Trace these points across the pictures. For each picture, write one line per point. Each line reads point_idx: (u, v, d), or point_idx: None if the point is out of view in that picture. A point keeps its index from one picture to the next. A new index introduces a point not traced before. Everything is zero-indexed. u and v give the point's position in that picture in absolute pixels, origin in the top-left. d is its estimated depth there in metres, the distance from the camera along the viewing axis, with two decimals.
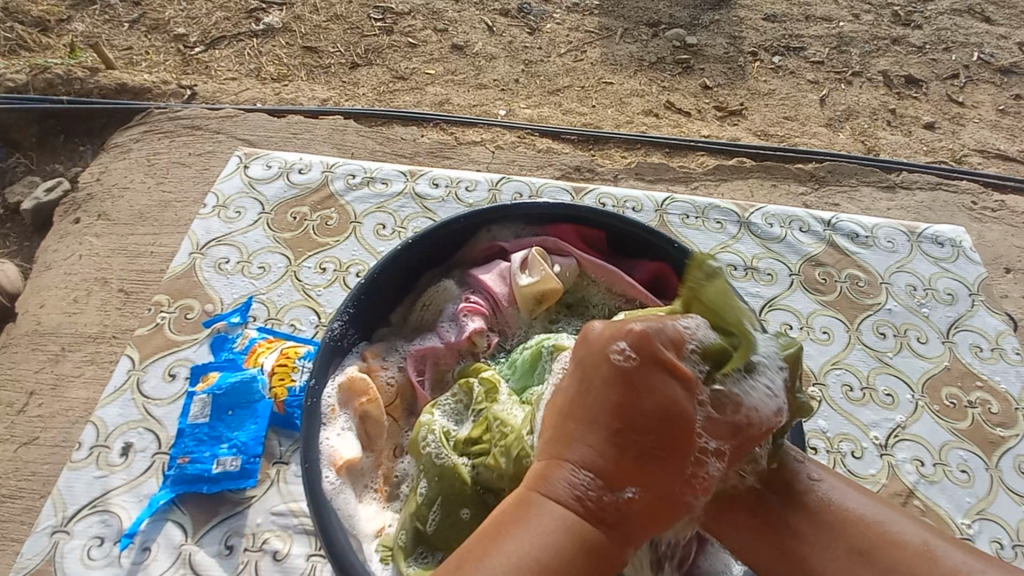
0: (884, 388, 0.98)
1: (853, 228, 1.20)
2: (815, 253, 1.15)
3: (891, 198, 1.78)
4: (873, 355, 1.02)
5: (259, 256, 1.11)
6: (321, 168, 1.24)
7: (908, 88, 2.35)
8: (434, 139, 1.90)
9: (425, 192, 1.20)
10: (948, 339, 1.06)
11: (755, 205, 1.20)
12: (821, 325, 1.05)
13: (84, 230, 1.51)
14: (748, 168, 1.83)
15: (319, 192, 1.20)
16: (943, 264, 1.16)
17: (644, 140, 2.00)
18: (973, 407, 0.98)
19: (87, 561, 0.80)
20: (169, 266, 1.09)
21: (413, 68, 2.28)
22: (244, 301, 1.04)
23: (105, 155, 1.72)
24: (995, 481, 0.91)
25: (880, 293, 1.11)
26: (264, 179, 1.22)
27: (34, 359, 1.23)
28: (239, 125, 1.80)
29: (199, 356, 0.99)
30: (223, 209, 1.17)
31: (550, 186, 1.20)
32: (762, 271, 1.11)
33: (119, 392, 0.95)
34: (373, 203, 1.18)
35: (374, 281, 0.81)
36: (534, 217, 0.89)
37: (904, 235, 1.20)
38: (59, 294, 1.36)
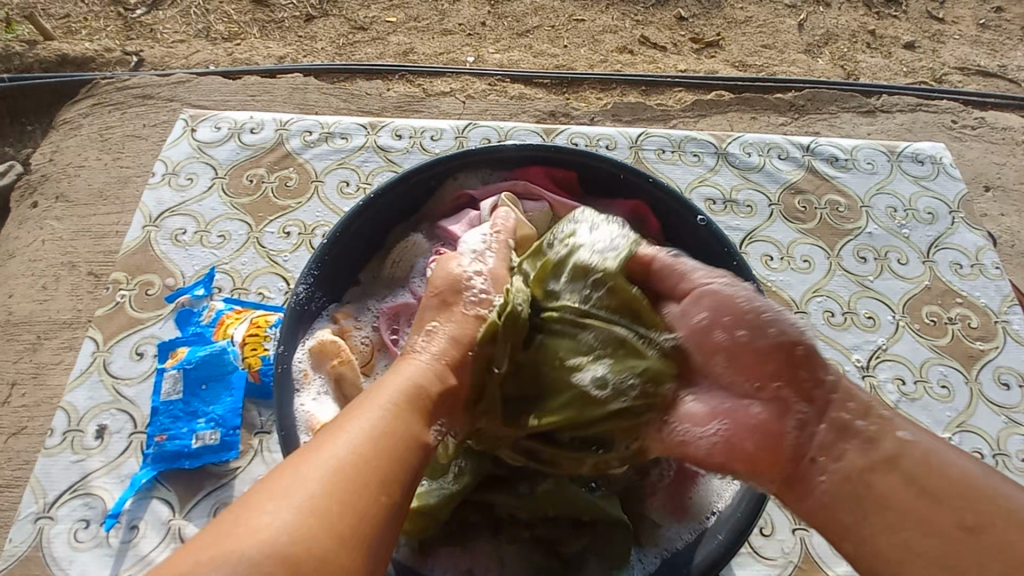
0: (865, 311, 0.99)
1: (832, 151, 1.18)
2: (793, 180, 1.13)
3: (872, 123, 1.75)
4: (853, 280, 1.02)
5: (218, 224, 1.06)
6: (275, 126, 1.18)
7: (887, 6, 2.27)
8: (401, 92, 1.81)
9: (389, 144, 1.15)
10: (929, 258, 1.06)
11: (732, 135, 1.17)
12: (801, 254, 1.05)
13: (42, 213, 1.44)
14: (726, 101, 1.78)
15: (276, 152, 1.14)
16: (923, 183, 1.15)
17: (620, 79, 1.92)
18: (953, 323, 1.00)
19: (75, 544, 0.80)
20: (123, 241, 1.04)
21: (372, 17, 2.15)
22: (207, 273, 1.01)
23: (54, 133, 1.63)
24: (975, 394, 0.93)
25: (860, 217, 1.10)
26: (214, 142, 1.16)
27: (8, 350, 1.20)
28: (192, 91, 1.70)
29: (166, 332, 0.96)
30: (174, 177, 1.11)
31: (520, 130, 1.15)
32: (740, 203, 1.09)
33: (86, 375, 0.92)
34: (335, 159, 1.13)
35: (339, 239, 0.78)
36: (503, 161, 0.86)
37: (883, 155, 1.18)
38: (25, 282, 1.31)
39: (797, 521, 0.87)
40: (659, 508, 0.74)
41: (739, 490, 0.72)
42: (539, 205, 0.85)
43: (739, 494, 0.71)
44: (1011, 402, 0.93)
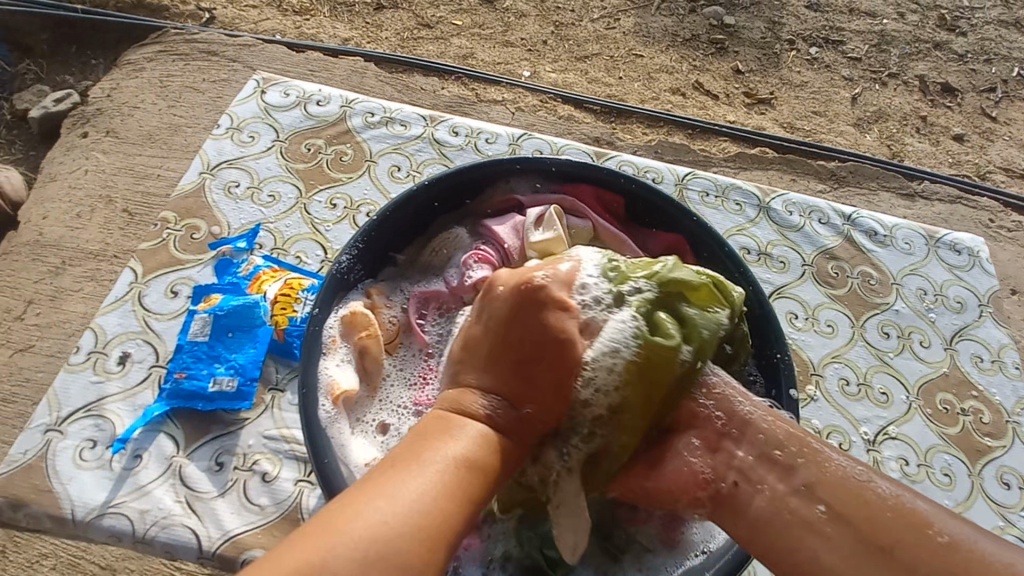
0: (880, 386, 0.99)
1: (872, 226, 1.18)
2: (830, 246, 1.14)
3: (909, 206, 1.76)
4: (873, 353, 1.02)
5: (270, 183, 1.09)
6: (340, 102, 1.21)
7: (943, 96, 2.29)
8: (454, 93, 1.86)
9: (445, 139, 1.17)
10: (950, 346, 1.06)
11: (778, 191, 1.18)
12: (826, 318, 1.05)
13: (91, 145, 1.49)
14: (769, 159, 1.81)
15: (336, 127, 1.17)
16: (956, 272, 1.15)
17: (668, 118, 1.96)
18: (965, 415, 0.99)
19: (79, 461, 0.82)
20: (179, 182, 1.07)
21: (440, 17, 2.21)
22: (252, 228, 1.03)
23: (117, 72, 1.68)
24: (975, 488, 0.92)
25: (890, 293, 1.10)
26: (281, 106, 1.19)
27: (32, 270, 1.24)
28: (256, 56, 1.76)
29: (203, 277, 0.98)
30: (236, 132, 1.15)
31: (572, 148, 1.18)
32: (775, 258, 1.10)
33: (120, 302, 0.95)
34: (390, 143, 1.16)
35: (385, 218, 0.80)
36: (555, 174, 0.88)
37: (922, 239, 1.18)
38: (62, 207, 1.35)
39: None
40: (649, 536, 0.73)
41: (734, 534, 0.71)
42: (583, 222, 0.85)
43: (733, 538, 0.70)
44: (1009, 502, 0.92)
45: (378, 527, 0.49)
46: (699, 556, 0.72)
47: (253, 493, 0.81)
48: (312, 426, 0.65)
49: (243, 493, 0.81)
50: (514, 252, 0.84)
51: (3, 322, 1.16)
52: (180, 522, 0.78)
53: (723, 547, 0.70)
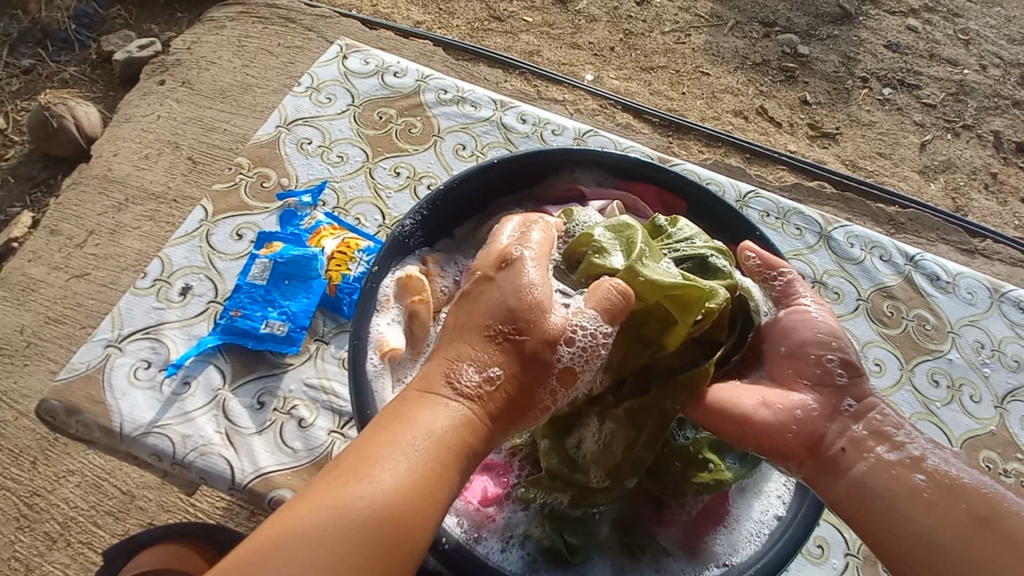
0: (921, 434, 0.96)
1: (935, 270, 1.14)
2: (888, 284, 1.11)
3: (968, 262, 1.69)
4: (919, 399, 0.99)
5: (340, 145, 1.12)
6: (415, 76, 1.23)
7: (1018, 155, 2.19)
8: (515, 88, 1.88)
9: (512, 125, 1.18)
10: (1001, 405, 1.02)
11: (841, 221, 1.15)
12: (874, 356, 1.02)
13: (166, 93, 1.56)
14: (826, 194, 1.77)
15: (409, 99, 1.20)
16: (1019, 330, 1.10)
17: (726, 140, 1.93)
18: (1007, 476, 0.95)
19: (133, 379, 0.86)
20: (257, 132, 1.11)
21: (511, 11, 2.23)
22: (318, 185, 1.07)
23: (200, 27, 1.76)
24: None
25: (945, 341, 1.06)
26: (360, 73, 1.22)
27: (98, 202, 1.30)
28: (331, 27, 1.81)
29: (267, 224, 1.02)
30: (315, 92, 1.18)
31: (637, 150, 1.17)
32: (829, 288, 1.08)
33: (189, 237, 0.99)
34: (459, 122, 1.18)
35: (450, 188, 0.82)
36: (620, 170, 0.87)
37: (986, 291, 1.14)
38: (132, 147, 1.42)
39: None
40: (669, 538, 0.73)
41: (757, 552, 0.70)
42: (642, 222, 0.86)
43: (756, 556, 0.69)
44: None
45: (331, 504, 0.49)
46: (720, 568, 0.70)
47: (288, 437, 0.84)
48: (358, 374, 0.67)
49: (280, 434, 0.84)
50: None
51: (66, 248, 1.23)
52: (218, 451, 0.82)
53: (745, 562, 0.69)
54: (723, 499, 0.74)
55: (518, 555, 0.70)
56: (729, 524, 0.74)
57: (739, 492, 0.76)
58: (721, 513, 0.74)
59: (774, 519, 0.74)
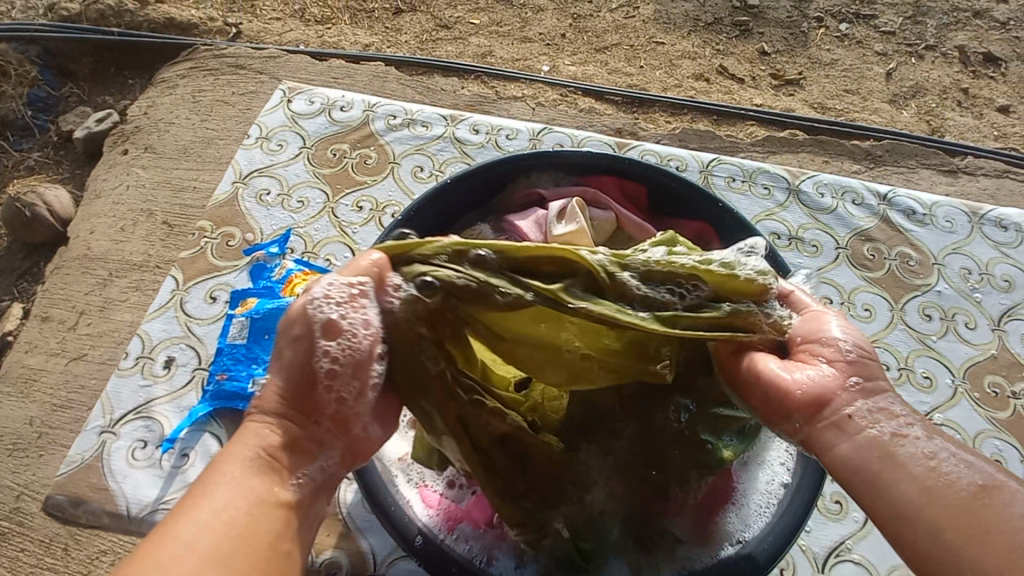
0: (923, 370, 0.95)
1: (909, 204, 1.14)
2: (865, 228, 1.10)
3: (952, 183, 1.68)
4: (915, 336, 0.98)
5: (299, 190, 1.12)
6: (363, 106, 1.23)
7: (985, 66, 2.17)
8: (474, 92, 1.88)
9: (466, 137, 1.18)
10: (998, 327, 1.01)
11: (807, 172, 1.15)
12: (863, 302, 1.01)
13: (131, 161, 1.56)
14: (799, 141, 1.76)
15: (360, 131, 1.20)
16: (1003, 250, 1.10)
17: (691, 105, 1.92)
18: (1016, 398, 0.94)
19: (132, 461, 0.87)
20: (214, 193, 1.11)
21: (457, 17, 2.22)
22: (283, 233, 1.07)
23: (152, 90, 1.76)
24: None
25: (931, 274, 1.06)
26: (306, 114, 1.22)
27: (83, 282, 1.31)
28: (281, 67, 1.81)
29: (239, 282, 1.02)
30: (266, 141, 1.18)
31: (593, 140, 1.17)
32: (806, 242, 1.07)
33: (164, 309, 1.00)
34: (413, 144, 1.18)
35: (410, 218, 0.79)
36: (576, 165, 0.87)
37: (964, 216, 1.13)
38: (107, 222, 1.42)
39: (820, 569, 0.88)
40: (683, 526, 0.72)
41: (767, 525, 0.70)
42: (605, 214, 0.87)
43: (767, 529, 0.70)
44: None
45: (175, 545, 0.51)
46: (735, 546, 0.71)
47: None
48: None
49: None
50: None
51: (58, 332, 1.23)
52: None
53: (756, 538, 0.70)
54: (729, 477, 0.74)
55: (534, 571, 0.70)
56: (738, 500, 0.74)
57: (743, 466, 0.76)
58: (728, 492, 0.74)
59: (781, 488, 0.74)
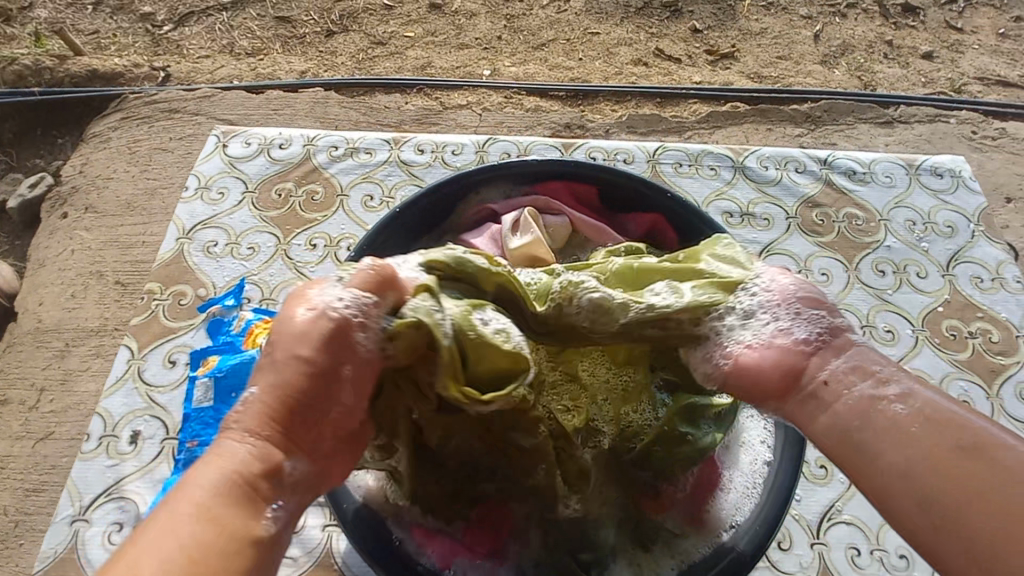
0: (884, 325, 0.98)
1: (850, 165, 1.18)
2: (811, 194, 1.13)
3: (889, 133, 1.75)
4: (872, 294, 1.02)
5: (247, 236, 1.09)
6: (301, 141, 1.21)
7: (905, 16, 2.26)
8: (418, 106, 1.87)
9: (411, 159, 1.17)
10: (948, 272, 1.05)
11: (749, 148, 1.18)
12: (819, 267, 1.04)
13: (73, 224, 1.49)
14: (742, 113, 1.81)
15: (302, 167, 1.17)
16: (942, 197, 1.15)
17: (633, 91, 1.94)
18: (973, 338, 0.98)
19: (110, 546, 0.83)
20: (158, 253, 1.08)
21: (390, 32, 2.20)
22: (238, 283, 1.04)
23: (85, 146, 1.69)
24: (996, 410, 0.92)
25: (878, 231, 1.10)
26: (243, 157, 1.19)
27: (39, 357, 1.25)
28: (217, 106, 1.76)
29: (198, 341, 0.99)
30: (206, 191, 1.15)
31: (539, 144, 1.17)
32: (758, 217, 1.09)
33: (121, 382, 0.96)
34: (359, 173, 1.16)
35: (371, 246, 0.78)
36: (524, 176, 0.88)
37: (902, 169, 1.18)
38: (56, 290, 1.36)
39: (816, 534, 0.89)
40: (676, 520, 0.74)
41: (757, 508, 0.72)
42: (558, 220, 0.87)
43: (758, 512, 0.72)
44: None
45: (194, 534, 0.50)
46: (729, 532, 0.73)
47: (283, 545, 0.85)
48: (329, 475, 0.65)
49: None
50: None
51: (19, 414, 1.17)
52: None
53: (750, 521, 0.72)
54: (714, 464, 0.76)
55: None
56: (725, 485, 0.75)
57: (725, 450, 0.78)
58: (716, 478, 0.75)
59: (764, 465, 0.76)
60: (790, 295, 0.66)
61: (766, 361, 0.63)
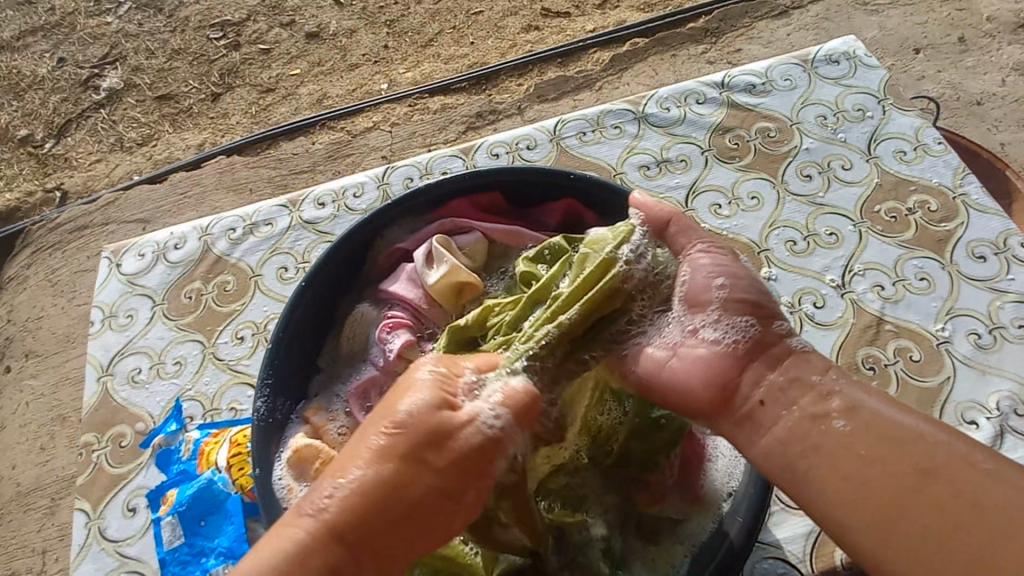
0: (826, 229, 0.98)
1: (748, 80, 1.16)
2: (718, 121, 1.12)
3: (788, 23, 1.74)
4: (805, 202, 1.01)
5: (170, 350, 0.97)
6: (196, 234, 1.08)
7: None
8: (327, 142, 1.80)
9: (315, 216, 1.08)
10: (872, 155, 1.05)
11: (647, 94, 1.16)
12: (747, 191, 1.03)
13: (18, 376, 1.40)
14: (643, 47, 1.79)
15: (205, 261, 1.05)
16: (844, 82, 1.14)
17: (534, 59, 1.90)
18: (914, 213, 0.98)
19: None
20: (83, 400, 0.95)
21: (276, 75, 2.11)
22: (175, 405, 0.92)
23: (4, 294, 1.59)
24: (955, 277, 0.92)
25: (794, 136, 1.09)
26: (142, 271, 1.06)
27: (30, 520, 1.18)
28: (124, 208, 1.67)
29: (152, 478, 0.86)
30: (113, 318, 1.02)
31: (438, 158, 1.13)
32: (674, 160, 1.08)
33: (86, 548, 0.83)
34: (266, 248, 1.05)
35: (290, 320, 0.72)
36: (424, 202, 0.80)
37: (799, 67, 1.17)
38: (21, 449, 1.28)
39: None
40: None
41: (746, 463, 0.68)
42: (472, 236, 0.80)
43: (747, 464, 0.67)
44: (991, 273, 0.91)
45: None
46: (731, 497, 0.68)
47: None
48: None
49: None
50: (422, 302, 0.77)
51: None
52: None
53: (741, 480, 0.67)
54: (693, 436, 0.73)
55: None
56: (713, 454, 0.72)
57: None
58: (701, 450, 0.72)
59: None
60: (710, 297, 0.64)
61: (698, 379, 0.62)
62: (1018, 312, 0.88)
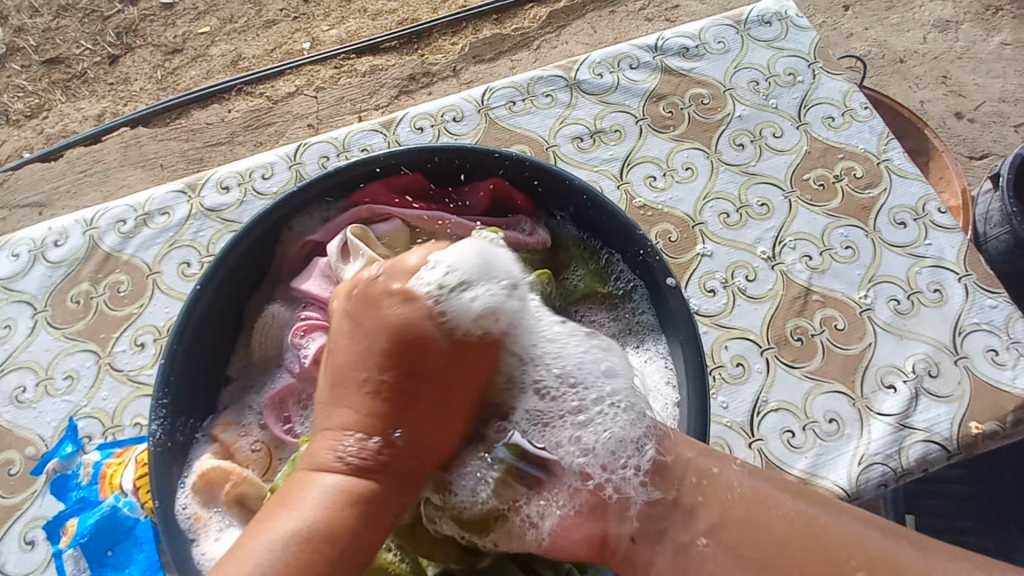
0: (757, 200, 0.98)
1: (681, 43, 1.13)
2: (652, 88, 1.09)
3: None
4: (738, 172, 1.01)
5: (61, 363, 0.87)
6: (80, 228, 0.96)
7: None
8: (245, 109, 1.65)
9: (218, 203, 0.98)
10: (802, 122, 1.05)
11: (578, 59, 1.11)
12: (682, 162, 1.02)
13: None
14: (581, 2, 1.71)
15: (94, 259, 0.94)
16: (776, 46, 1.13)
17: (468, 14, 1.78)
18: (841, 180, 1.00)
19: None
20: None
21: (182, 34, 1.89)
22: (69, 424, 0.83)
23: None
24: (877, 244, 0.95)
25: (726, 103, 1.07)
26: (17, 274, 0.94)
27: None
28: (12, 190, 1.48)
29: (52, 506, 0.79)
30: None
31: (356, 133, 1.04)
32: (607, 131, 1.04)
33: None
34: (164, 242, 0.95)
35: (185, 326, 0.63)
36: (335, 187, 0.73)
37: (731, 29, 1.15)
38: None
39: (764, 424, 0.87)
40: None
41: None
42: (390, 225, 0.74)
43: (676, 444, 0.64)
44: (911, 239, 0.95)
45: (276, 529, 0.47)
46: None
47: None
48: None
49: None
50: None
51: None
52: None
53: None
54: None
55: None
56: None
57: None
58: None
59: None
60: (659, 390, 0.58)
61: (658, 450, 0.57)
62: (934, 276, 0.92)
